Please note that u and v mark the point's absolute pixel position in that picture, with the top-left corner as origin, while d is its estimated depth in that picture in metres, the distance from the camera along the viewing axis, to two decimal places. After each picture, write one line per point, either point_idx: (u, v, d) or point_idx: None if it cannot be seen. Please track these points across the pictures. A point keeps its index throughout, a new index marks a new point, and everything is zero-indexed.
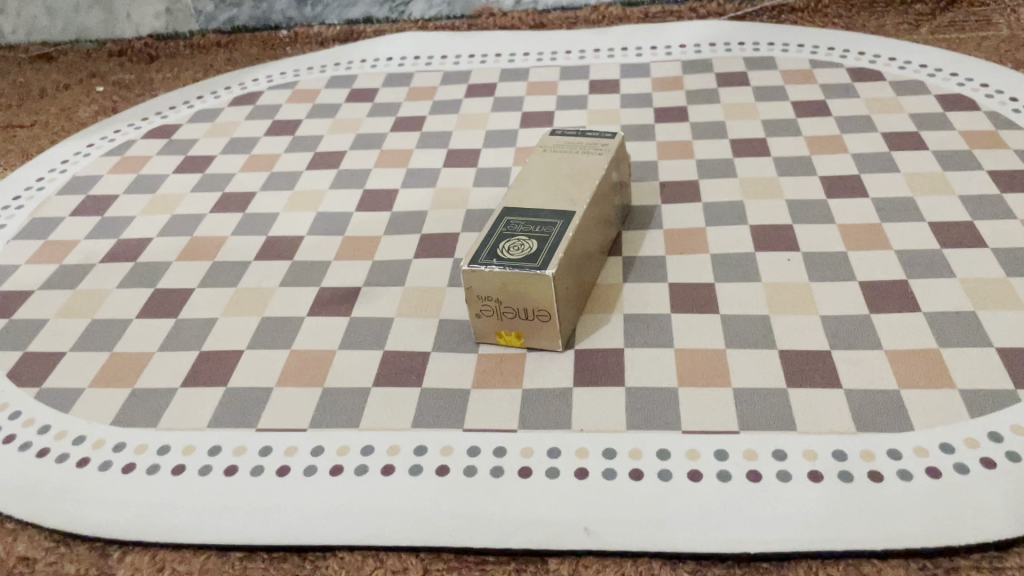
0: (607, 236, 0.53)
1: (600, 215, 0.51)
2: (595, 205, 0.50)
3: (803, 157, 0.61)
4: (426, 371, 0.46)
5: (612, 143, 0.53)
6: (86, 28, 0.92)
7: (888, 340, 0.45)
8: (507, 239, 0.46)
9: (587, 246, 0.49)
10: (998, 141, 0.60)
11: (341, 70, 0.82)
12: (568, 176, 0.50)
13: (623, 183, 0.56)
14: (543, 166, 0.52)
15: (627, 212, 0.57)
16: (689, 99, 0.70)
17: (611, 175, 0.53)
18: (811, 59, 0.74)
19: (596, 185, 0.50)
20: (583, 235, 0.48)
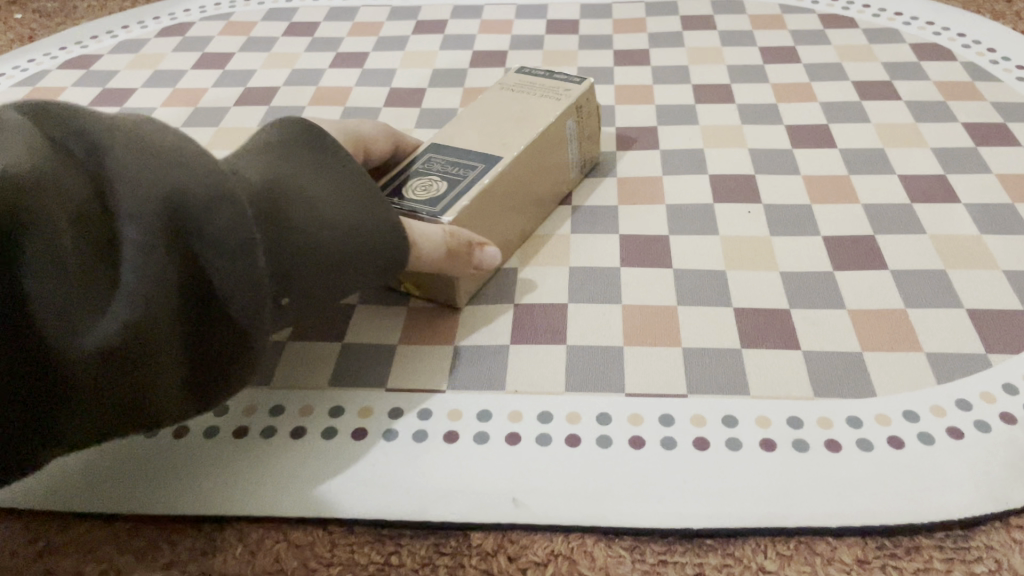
0: (550, 189, 0.48)
1: (541, 164, 0.46)
2: (534, 153, 0.45)
3: (769, 105, 0.57)
4: (349, 325, 0.42)
5: (579, 91, 0.48)
6: None
7: (852, 300, 0.41)
8: (423, 176, 0.42)
9: (514, 201, 0.44)
10: (974, 93, 0.56)
11: (280, 2, 0.76)
12: (514, 118, 0.46)
13: (590, 136, 0.50)
14: (495, 105, 0.47)
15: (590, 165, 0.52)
16: (651, 42, 0.66)
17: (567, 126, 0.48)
18: (781, 4, 0.69)
19: (540, 131, 0.45)
20: (509, 185, 0.43)
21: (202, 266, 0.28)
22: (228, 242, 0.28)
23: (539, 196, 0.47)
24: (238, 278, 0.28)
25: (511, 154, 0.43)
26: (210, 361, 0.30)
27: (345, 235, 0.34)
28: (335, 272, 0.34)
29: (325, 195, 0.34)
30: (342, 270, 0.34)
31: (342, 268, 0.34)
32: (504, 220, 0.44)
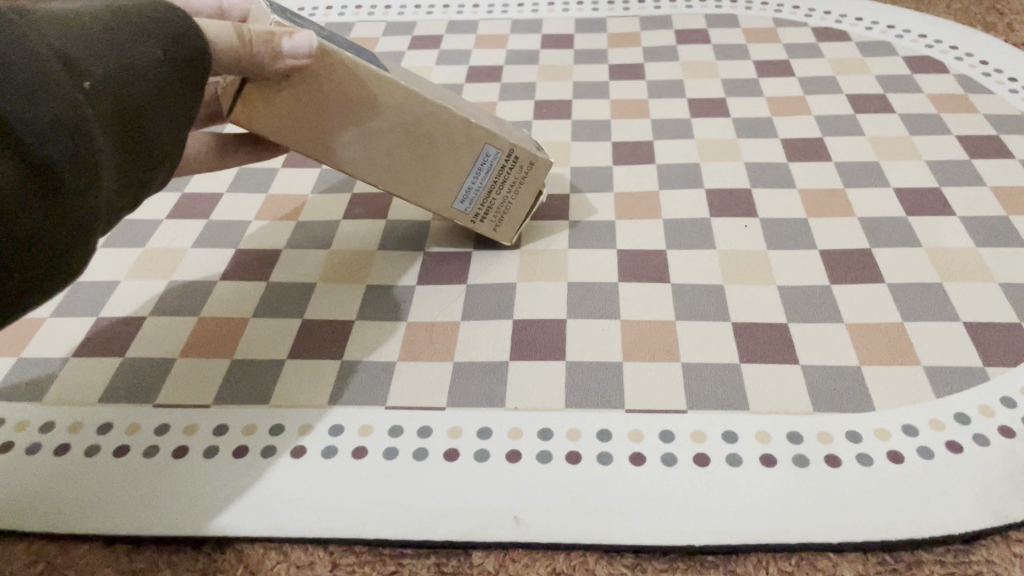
0: (425, 179, 0.42)
1: (431, 145, 0.40)
2: (423, 117, 0.39)
3: (764, 118, 0.57)
4: (347, 342, 0.42)
5: (529, 149, 0.42)
6: None
7: (849, 313, 0.41)
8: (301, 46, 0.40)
9: (358, 117, 0.38)
10: (967, 105, 0.57)
11: None
12: (431, 90, 0.41)
13: (516, 197, 0.44)
14: (453, 93, 0.43)
15: (505, 221, 0.45)
16: (646, 56, 0.66)
17: (484, 154, 0.41)
18: (774, 18, 0.70)
19: (442, 104, 0.39)
20: (355, 80, 0.37)
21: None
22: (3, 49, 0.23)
23: (406, 159, 0.41)
24: (34, 62, 0.23)
25: (388, 72, 0.38)
26: (56, 189, 0.25)
27: (116, 10, 0.28)
28: (136, 59, 0.28)
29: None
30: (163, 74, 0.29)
31: (160, 64, 0.29)
32: (321, 110, 0.37)
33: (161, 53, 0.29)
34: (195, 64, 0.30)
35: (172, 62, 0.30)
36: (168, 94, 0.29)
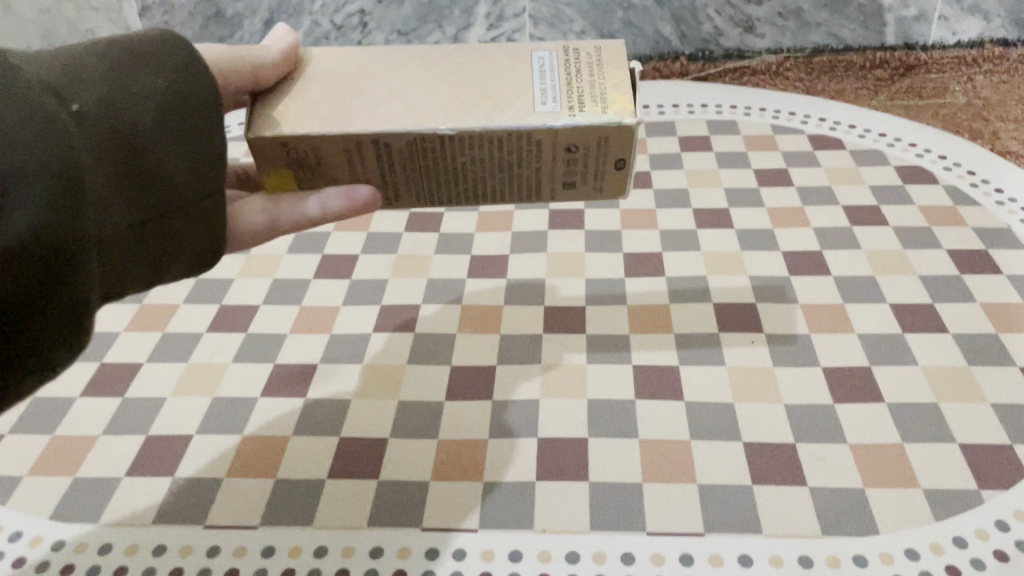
0: (498, 92, 0.38)
1: (483, 73, 0.39)
2: (453, 59, 0.41)
3: (767, 230, 0.61)
4: (382, 460, 0.45)
5: (579, 43, 0.41)
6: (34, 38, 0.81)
7: (853, 434, 0.44)
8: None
9: (387, 74, 0.40)
10: (957, 218, 0.60)
11: None
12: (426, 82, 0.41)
13: (599, 78, 0.39)
14: None
15: (608, 105, 0.38)
16: (653, 164, 0.70)
17: (537, 57, 0.40)
18: (772, 124, 0.74)
19: (465, 51, 0.41)
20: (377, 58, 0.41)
21: None
22: None
23: (467, 87, 0.39)
24: None
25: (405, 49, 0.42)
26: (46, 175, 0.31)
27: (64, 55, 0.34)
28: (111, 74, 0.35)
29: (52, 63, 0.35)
30: (114, 80, 0.35)
31: (132, 74, 0.35)
32: (353, 81, 0.39)
33: (121, 63, 0.35)
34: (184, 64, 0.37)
35: (122, 72, 0.35)
36: (121, 94, 0.35)
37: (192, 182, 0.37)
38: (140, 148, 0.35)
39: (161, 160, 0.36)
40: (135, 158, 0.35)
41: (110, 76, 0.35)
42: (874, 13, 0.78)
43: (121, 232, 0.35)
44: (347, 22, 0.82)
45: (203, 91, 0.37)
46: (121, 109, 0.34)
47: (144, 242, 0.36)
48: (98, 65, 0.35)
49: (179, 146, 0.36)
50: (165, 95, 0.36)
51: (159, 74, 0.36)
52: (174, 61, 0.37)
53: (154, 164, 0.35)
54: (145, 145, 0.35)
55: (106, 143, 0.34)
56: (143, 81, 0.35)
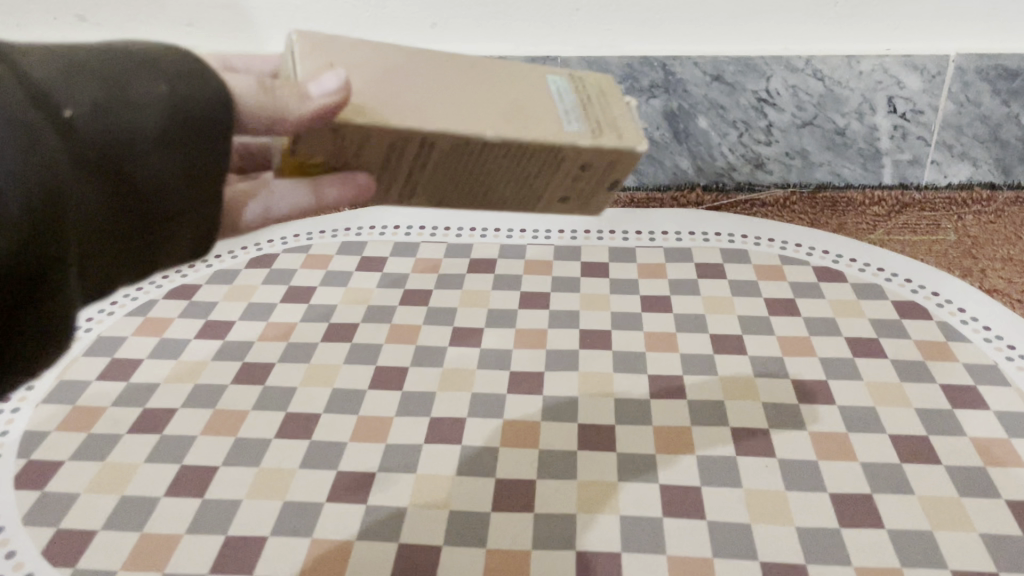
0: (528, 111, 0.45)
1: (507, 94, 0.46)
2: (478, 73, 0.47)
3: (778, 357, 0.68)
4: (438, 566, 0.51)
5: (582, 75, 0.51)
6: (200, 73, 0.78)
7: (857, 557, 0.50)
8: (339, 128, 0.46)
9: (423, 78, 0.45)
10: (949, 353, 0.67)
11: (351, 236, 0.87)
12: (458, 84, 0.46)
13: (608, 106, 0.48)
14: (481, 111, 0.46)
15: (625, 130, 0.46)
16: (673, 289, 0.77)
17: (554, 82, 0.48)
18: (781, 254, 0.81)
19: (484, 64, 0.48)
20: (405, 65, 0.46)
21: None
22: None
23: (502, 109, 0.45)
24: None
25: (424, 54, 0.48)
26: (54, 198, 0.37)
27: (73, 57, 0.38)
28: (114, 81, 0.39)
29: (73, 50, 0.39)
30: (114, 89, 0.39)
31: (132, 79, 0.39)
32: (393, 83, 0.44)
33: (120, 69, 0.39)
34: (180, 72, 0.41)
35: (123, 77, 0.39)
36: (121, 103, 0.39)
37: (174, 186, 0.42)
38: (129, 152, 0.39)
39: (147, 166, 0.40)
40: (123, 163, 0.40)
41: (108, 82, 0.39)
42: (873, 156, 0.88)
43: (104, 225, 0.41)
44: None
45: (205, 102, 0.41)
46: (119, 116, 0.39)
47: (125, 230, 0.42)
48: (98, 70, 0.39)
49: (166, 156, 0.41)
50: (161, 106, 0.40)
51: (159, 80, 0.40)
52: (170, 69, 0.40)
53: (141, 169, 0.40)
54: (137, 154, 0.40)
55: (98, 146, 0.38)
56: (144, 88, 0.39)
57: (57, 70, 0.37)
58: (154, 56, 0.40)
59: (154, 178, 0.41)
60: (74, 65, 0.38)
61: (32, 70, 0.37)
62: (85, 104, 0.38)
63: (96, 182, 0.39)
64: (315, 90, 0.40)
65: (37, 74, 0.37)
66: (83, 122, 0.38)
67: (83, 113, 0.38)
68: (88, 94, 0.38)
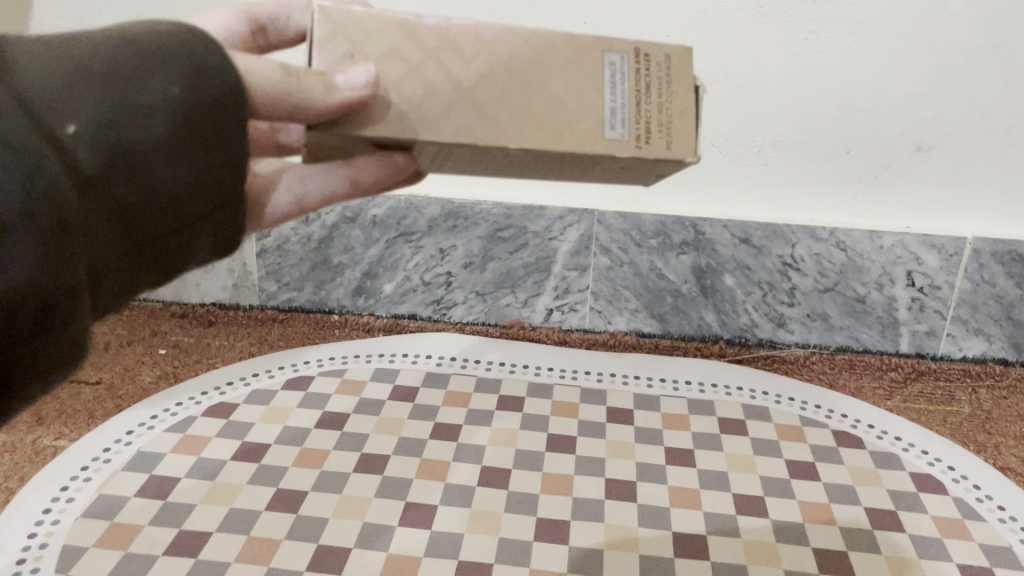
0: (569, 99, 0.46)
1: (551, 63, 0.47)
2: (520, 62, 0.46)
3: (798, 523, 0.69)
4: None
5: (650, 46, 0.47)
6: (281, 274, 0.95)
7: None
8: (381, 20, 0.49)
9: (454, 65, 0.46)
10: (966, 531, 0.69)
11: (385, 361, 0.90)
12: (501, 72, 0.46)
13: (667, 100, 0.46)
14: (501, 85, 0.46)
15: (673, 137, 0.46)
16: (696, 442, 0.80)
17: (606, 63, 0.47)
18: (801, 414, 0.84)
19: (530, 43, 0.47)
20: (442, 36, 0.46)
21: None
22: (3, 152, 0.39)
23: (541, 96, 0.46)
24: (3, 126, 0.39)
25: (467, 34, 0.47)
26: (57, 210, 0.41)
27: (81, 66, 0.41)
28: (120, 81, 0.41)
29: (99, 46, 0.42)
30: (120, 92, 0.41)
31: (142, 81, 0.41)
32: (422, 69, 0.45)
33: (128, 70, 0.41)
34: (194, 66, 0.43)
35: (133, 77, 0.41)
36: (128, 110, 0.41)
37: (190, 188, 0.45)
38: (137, 162, 0.42)
39: (157, 170, 0.43)
40: (131, 171, 0.43)
41: (115, 89, 0.41)
42: (890, 324, 0.92)
43: (114, 236, 0.44)
44: (434, 279, 0.95)
45: (214, 103, 0.43)
46: (124, 124, 0.41)
47: (144, 240, 0.46)
48: (106, 73, 0.41)
49: (172, 163, 0.43)
50: (169, 109, 0.42)
51: (170, 83, 0.42)
52: (185, 64, 0.42)
53: (147, 176, 0.43)
54: (144, 156, 0.42)
55: (102, 156, 0.41)
56: (155, 89, 0.42)
57: (63, 78, 0.40)
58: (168, 49, 0.42)
59: (166, 187, 0.44)
60: (81, 65, 0.41)
61: (35, 78, 0.40)
62: (86, 114, 0.40)
63: (103, 189, 0.42)
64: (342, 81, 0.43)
65: (42, 93, 0.40)
66: (84, 137, 0.41)
67: (85, 126, 0.40)
68: (90, 106, 0.41)
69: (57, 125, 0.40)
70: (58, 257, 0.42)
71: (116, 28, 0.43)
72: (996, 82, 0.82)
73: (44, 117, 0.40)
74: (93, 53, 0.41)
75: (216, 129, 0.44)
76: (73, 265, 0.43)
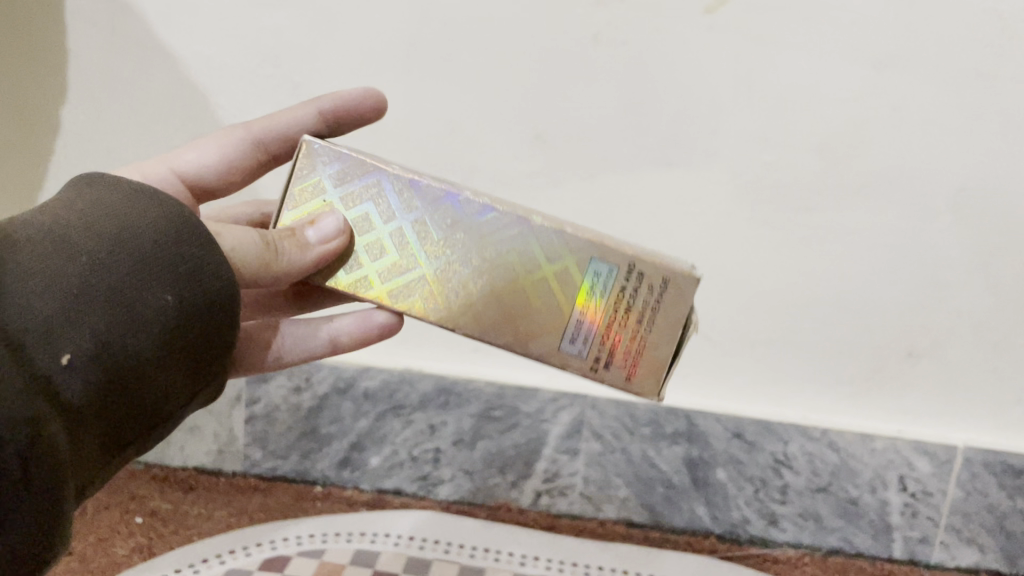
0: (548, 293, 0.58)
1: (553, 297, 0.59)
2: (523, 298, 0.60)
3: None
4: None
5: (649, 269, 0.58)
6: (267, 441, 0.94)
7: None
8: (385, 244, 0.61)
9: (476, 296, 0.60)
10: None
11: (366, 541, 0.87)
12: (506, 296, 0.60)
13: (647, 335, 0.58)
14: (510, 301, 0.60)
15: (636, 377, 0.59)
16: None
17: (601, 274, 0.58)
18: None
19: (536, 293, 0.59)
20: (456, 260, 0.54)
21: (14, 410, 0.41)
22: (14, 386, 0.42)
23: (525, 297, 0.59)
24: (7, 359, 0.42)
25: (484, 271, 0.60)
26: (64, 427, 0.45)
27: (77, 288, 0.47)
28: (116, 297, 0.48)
29: (84, 256, 0.48)
30: (119, 307, 0.48)
31: (138, 294, 0.49)
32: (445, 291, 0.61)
33: (125, 283, 0.49)
34: (182, 270, 0.51)
35: (128, 296, 0.49)
36: (127, 325, 0.48)
37: (173, 377, 0.52)
38: (133, 369, 0.49)
39: (150, 371, 0.50)
40: (130, 377, 0.49)
41: (112, 305, 0.48)
42: (883, 528, 0.91)
43: (100, 441, 0.49)
44: (422, 455, 0.94)
45: (195, 305, 0.52)
46: (122, 340, 0.48)
47: (125, 438, 0.51)
48: (103, 293, 0.48)
49: (165, 363, 0.51)
50: (161, 314, 0.50)
51: (162, 291, 0.50)
52: (172, 270, 0.51)
53: (143, 377, 0.50)
54: (140, 363, 0.49)
55: (102, 374, 0.47)
56: (147, 302, 0.49)
57: (62, 305, 0.46)
58: (156, 264, 0.50)
59: (157, 385, 0.51)
60: (81, 286, 0.47)
61: (40, 309, 0.45)
62: (87, 338, 0.46)
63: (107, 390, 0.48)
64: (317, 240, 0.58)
65: (46, 321, 0.45)
66: (79, 361, 0.46)
67: (82, 353, 0.46)
68: (87, 330, 0.46)
69: (53, 360, 0.44)
70: (59, 483, 0.45)
71: (107, 231, 0.50)
72: (984, 297, 0.85)
73: (42, 352, 0.44)
74: (89, 273, 0.48)
75: (202, 330, 0.52)
76: (68, 483, 0.46)
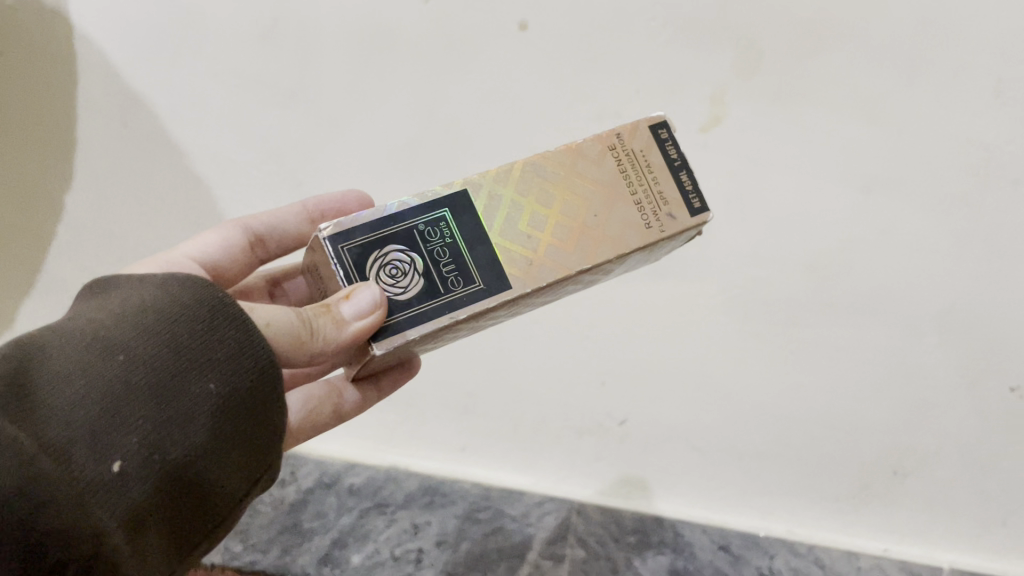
0: None
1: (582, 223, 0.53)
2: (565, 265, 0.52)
3: None
4: None
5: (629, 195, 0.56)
6: (253, 532, 0.92)
7: None
8: (413, 281, 0.48)
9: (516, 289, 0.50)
10: None
11: None
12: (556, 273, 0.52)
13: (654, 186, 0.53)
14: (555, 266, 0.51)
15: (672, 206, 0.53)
16: None
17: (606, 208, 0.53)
18: None
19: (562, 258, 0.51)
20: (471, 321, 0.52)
21: (76, 531, 0.38)
22: (59, 503, 0.38)
23: None
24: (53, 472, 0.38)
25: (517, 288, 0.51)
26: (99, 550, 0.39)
27: (119, 392, 0.42)
28: (167, 392, 0.43)
29: (124, 349, 0.43)
30: (167, 403, 0.43)
31: (183, 385, 0.44)
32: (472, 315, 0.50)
33: (169, 374, 0.43)
34: (229, 353, 0.45)
35: (171, 388, 0.43)
36: (177, 420, 0.43)
37: (221, 478, 0.45)
38: (179, 473, 0.43)
39: (201, 474, 0.44)
40: (178, 482, 0.43)
41: (158, 401, 0.43)
42: None
43: (147, 543, 0.42)
44: (404, 554, 0.90)
45: (249, 393, 0.46)
46: (169, 438, 0.42)
47: (178, 540, 0.45)
48: (150, 388, 0.43)
49: (214, 459, 0.44)
50: (211, 409, 0.44)
51: (207, 379, 0.44)
52: (219, 356, 0.45)
53: (189, 480, 0.43)
54: (184, 463, 0.43)
55: (151, 477, 0.42)
56: (193, 395, 0.44)
57: (101, 407, 0.41)
58: (202, 347, 0.45)
59: (205, 485, 0.44)
60: (122, 386, 0.42)
61: (73, 416, 0.40)
62: (136, 439, 0.41)
63: (150, 495, 0.41)
64: (349, 310, 0.46)
65: (79, 427, 0.40)
66: (131, 467, 0.41)
67: (133, 455, 0.41)
68: (135, 428, 0.41)
69: (102, 466, 0.40)
70: None
71: (143, 318, 0.44)
72: (970, 419, 0.86)
73: (87, 458, 0.39)
74: (125, 369, 0.42)
75: (256, 421, 0.46)
76: None
